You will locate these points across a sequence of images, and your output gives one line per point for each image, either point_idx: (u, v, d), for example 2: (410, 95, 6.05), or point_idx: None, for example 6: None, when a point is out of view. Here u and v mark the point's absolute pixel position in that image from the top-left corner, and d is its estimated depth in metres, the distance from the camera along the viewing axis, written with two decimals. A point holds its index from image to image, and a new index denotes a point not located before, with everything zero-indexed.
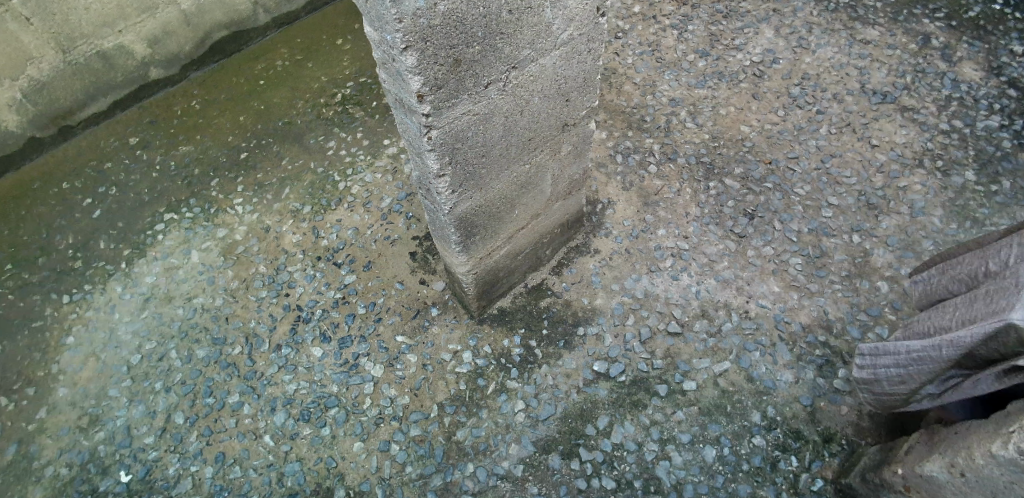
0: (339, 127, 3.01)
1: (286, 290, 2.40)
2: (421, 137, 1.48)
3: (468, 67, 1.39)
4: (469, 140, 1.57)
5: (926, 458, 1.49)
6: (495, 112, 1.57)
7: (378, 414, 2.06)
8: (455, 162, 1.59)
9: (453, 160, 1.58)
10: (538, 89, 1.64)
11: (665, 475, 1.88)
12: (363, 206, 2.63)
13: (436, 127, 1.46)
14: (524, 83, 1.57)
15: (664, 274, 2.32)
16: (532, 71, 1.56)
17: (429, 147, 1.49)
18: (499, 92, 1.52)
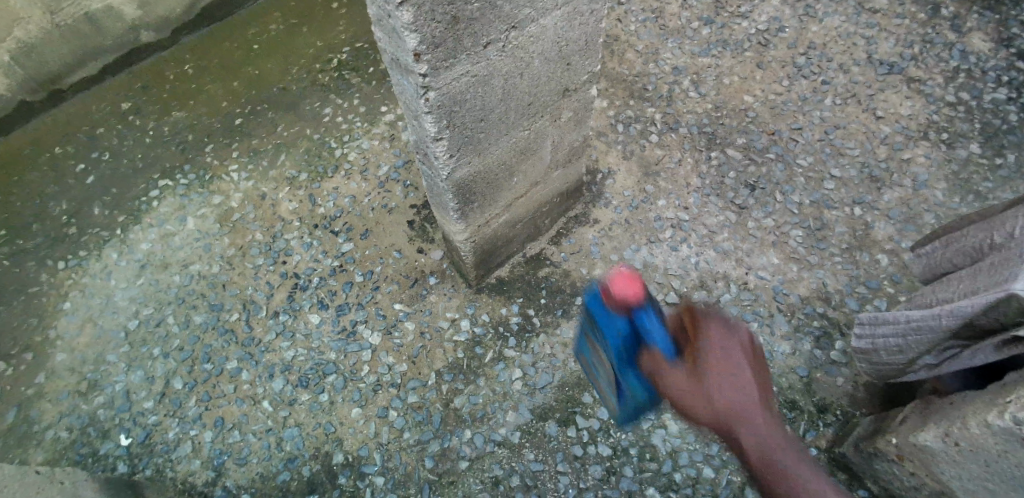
0: (335, 93, 2.95)
1: (282, 258, 2.39)
2: (418, 99, 1.44)
3: (466, 26, 1.35)
4: (467, 103, 1.54)
5: (919, 427, 1.51)
6: (494, 74, 1.53)
7: (376, 381, 2.06)
8: (453, 125, 1.55)
9: (451, 123, 1.55)
10: (539, 52, 1.60)
11: (660, 442, 1.90)
12: (360, 174, 2.60)
13: (433, 88, 1.42)
14: (523, 45, 1.53)
15: (663, 245, 2.31)
16: (532, 32, 1.52)
17: (426, 110, 1.46)
18: (498, 53, 1.48)
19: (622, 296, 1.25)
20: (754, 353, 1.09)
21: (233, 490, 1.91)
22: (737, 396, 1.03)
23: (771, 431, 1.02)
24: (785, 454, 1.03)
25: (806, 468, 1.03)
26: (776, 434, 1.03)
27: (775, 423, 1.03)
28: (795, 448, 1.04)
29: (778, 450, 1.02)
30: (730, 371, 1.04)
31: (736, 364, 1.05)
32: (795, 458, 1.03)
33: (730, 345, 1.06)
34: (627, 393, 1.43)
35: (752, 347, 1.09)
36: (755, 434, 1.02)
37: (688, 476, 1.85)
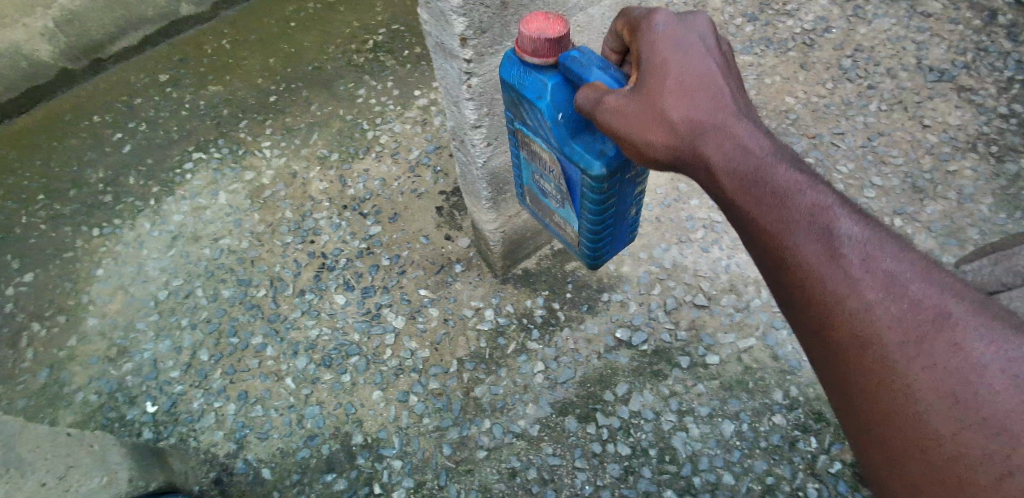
0: (369, 74, 2.95)
1: (311, 237, 2.40)
2: (460, 85, 1.43)
3: (515, 12, 1.33)
4: None
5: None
6: None
7: (398, 365, 2.07)
8: (493, 113, 1.54)
9: (492, 111, 1.53)
10: (584, 41, 1.57)
11: (681, 445, 1.88)
12: (391, 157, 2.60)
13: (477, 75, 1.41)
14: (570, 35, 1.51)
15: (694, 246, 2.27)
16: (579, 21, 1.50)
17: (468, 96, 1.44)
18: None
19: (547, 39, 1.17)
20: (724, 68, 1.02)
21: (254, 464, 1.93)
22: (697, 106, 0.97)
23: (743, 134, 0.93)
24: (772, 169, 0.89)
25: (831, 208, 0.83)
26: (753, 140, 0.92)
27: (743, 120, 0.95)
28: (794, 165, 0.89)
29: (759, 162, 0.90)
30: (694, 87, 0.98)
31: (682, 62, 0.99)
32: (797, 180, 0.86)
33: (690, 58, 1.00)
34: (579, 163, 1.23)
35: (716, 55, 1.01)
36: (721, 147, 0.94)
37: (708, 482, 1.82)
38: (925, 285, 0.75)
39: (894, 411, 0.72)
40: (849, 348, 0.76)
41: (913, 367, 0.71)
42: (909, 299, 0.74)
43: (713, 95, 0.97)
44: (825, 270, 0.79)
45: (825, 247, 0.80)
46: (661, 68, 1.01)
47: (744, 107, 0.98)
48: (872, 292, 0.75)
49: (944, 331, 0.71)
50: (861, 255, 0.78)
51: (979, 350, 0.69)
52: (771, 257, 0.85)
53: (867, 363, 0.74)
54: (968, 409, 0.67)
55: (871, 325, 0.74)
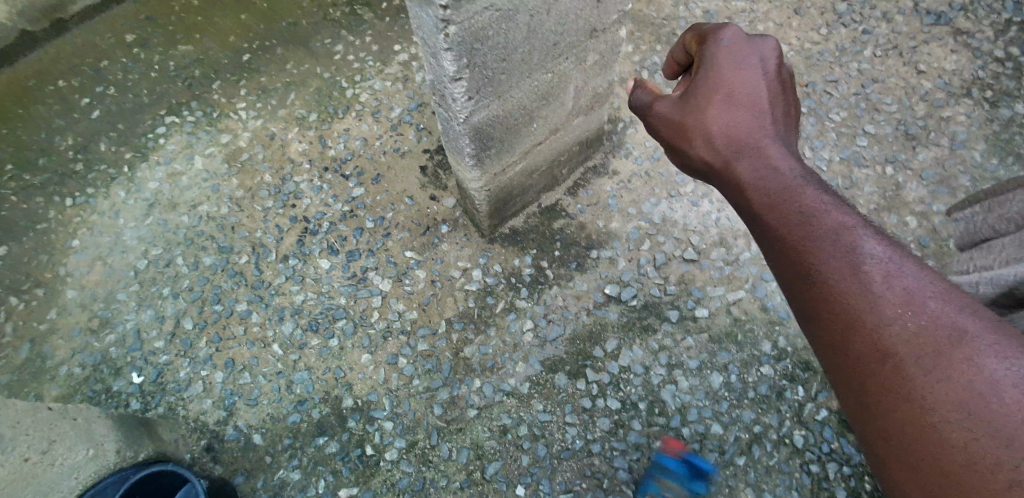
0: (347, 29, 2.82)
1: (292, 201, 2.33)
2: (437, 35, 1.35)
3: None
4: (489, 41, 1.44)
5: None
6: (519, 9, 1.43)
7: (386, 328, 2.05)
8: (473, 65, 1.46)
9: (472, 63, 1.46)
10: None
11: (670, 398, 1.89)
12: (372, 115, 2.51)
13: (454, 23, 1.32)
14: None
15: (684, 200, 2.23)
16: None
17: (445, 46, 1.36)
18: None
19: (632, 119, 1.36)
20: (778, 89, 1.12)
21: (245, 430, 1.93)
22: (739, 124, 1.08)
23: (774, 150, 1.02)
24: (799, 184, 0.94)
25: (857, 226, 0.84)
26: (784, 160, 1.00)
27: (776, 138, 1.05)
28: (820, 181, 0.94)
29: (786, 178, 0.96)
30: (744, 107, 1.09)
31: (740, 78, 1.12)
32: (823, 196, 0.90)
33: (746, 79, 1.12)
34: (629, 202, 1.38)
35: (774, 78, 1.12)
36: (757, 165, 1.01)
37: (697, 433, 1.85)
38: (946, 306, 0.73)
39: (905, 421, 0.71)
40: (865, 360, 0.76)
41: (926, 379, 0.70)
42: (928, 315, 0.73)
43: (756, 114, 1.08)
44: (847, 286, 0.79)
45: (849, 263, 0.80)
46: (715, 77, 1.14)
47: (784, 126, 1.08)
48: (891, 307, 0.75)
49: (960, 347, 0.69)
50: (884, 273, 0.78)
51: (990, 365, 0.67)
52: (792, 269, 0.86)
53: (881, 376, 0.74)
54: (978, 421, 0.65)
55: (887, 341, 0.74)
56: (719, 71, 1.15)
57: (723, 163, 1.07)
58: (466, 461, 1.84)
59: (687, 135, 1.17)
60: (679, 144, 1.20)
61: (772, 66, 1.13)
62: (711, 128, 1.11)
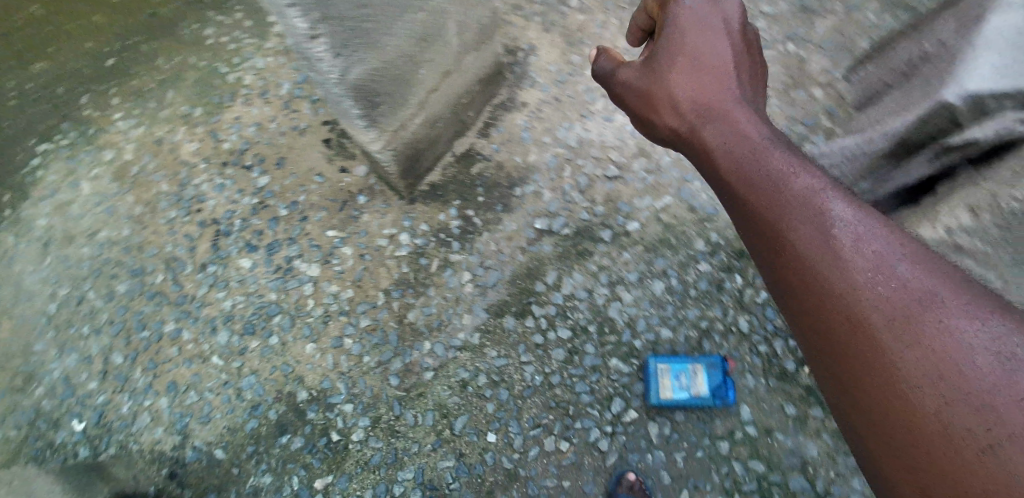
0: (213, 9, 2.59)
1: (196, 206, 2.19)
2: None
3: None
4: None
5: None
6: None
7: (324, 313, 1.99)
8: (329, 19, 1.35)
9: (327, 17, 1.34)
10: None
11: (617, 314, 1.92)
12: (260, 97, 2.32)
13: None
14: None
15: (597, 117, 2.16)
16: None
17: None
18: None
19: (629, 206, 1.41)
20: (740, 56, 1.12)
21: (204, 448, 1.87)
22: (704, 89, 1.08)
23: (738, 118, 1.01)
24: (764, 151, 0.93)
25: (824, 190, 0.83)
26: (750, 126, 0.99)
27: (741, 104, 1.04)
28: (786, 148, 0.93)
29: (753, 146, 0.95)
30: (707, 72, 1.09)
31: (701, 45, 1.12)
32: (790, 163, 0.89)
33: (709, 42, 1.12)
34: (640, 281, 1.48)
35: (736, 45, 1.13)
36: (724, 129, 1.00)
37: (649, 342, 1.89)
38: (915, 269, 0.73)
39: (878, 391, 0.69)
40: (836, 327, 0.73)
41: (899, 345, 0.69)
42: (901, 278, 0.72)
43: (720, 78, 1.08)
44: (819, 253, 0.77)
45: (819, 228, 0.79)
46: (677, 47, 1.14)
47: (747, 93, 1.08)
48: (860, 272, 0.74)
49: (932, 310, 0.69)
50: (855, 236, 0.77)
51: (962, 328, 0.67)
52: (762, 237, 0.85)
53: (851, 343, 0.72)
54: (952, 385, 0.64)
55: (857, 304, 0.72)
56: (681, 36, 1.15)
57: (689, 128, 1.06)
58: (432, 423, 1.84)
59: (653, 105, 1.16)
60: (645, 115, 1.20)
61: (734, 33, 1.14)
62: (678, 96, 1.10)
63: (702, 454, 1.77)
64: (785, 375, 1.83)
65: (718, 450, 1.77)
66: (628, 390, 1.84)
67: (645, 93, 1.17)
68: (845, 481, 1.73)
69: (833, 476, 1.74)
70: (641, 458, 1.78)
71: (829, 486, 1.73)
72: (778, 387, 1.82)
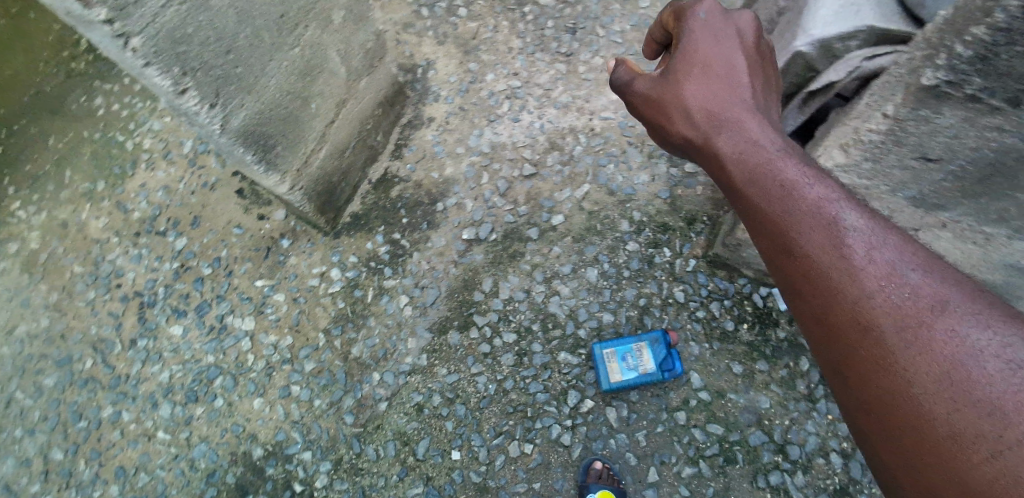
0: (100, 78, 2.51)
1: (115, 282, 2.10)
2: (124, 53, 1.20)
3: None
4: (195, 39, 1.31)
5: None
6: None
7: (266, 365, 1.94)
8: (192, 70, 1.33)
9: (189, 68, 1.32)
10: None
11: (558, 309, 1.94)
12: (163, 159, 2.26)
13: (135, 33, 1.18)
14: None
15: (504, 120, 2.18)
16: None
17: (142, 62, 1.22)
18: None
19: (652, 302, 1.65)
20: (757, 67, 1.11)
21: None
22: (713, 98, 1.07)
23: (754, 128, 1.01)
24: (776, 162, 0.95)
25: (838, 202, 0.87)
26: (765, 136, 1.00)
27: (756, 114, 1.04)
28: (802, 160, 0.95)
29: (766, 156, 0.96)
30: (716, 79, 1.09)
31: (716, 53, 1.11)
32: (804, 174, 0.92)
33: (722, 48, 1.12)
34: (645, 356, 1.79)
35: (751, 55, 1.12)
36: (733, 138, 1.01)
37: (593, 330, 1.91)
38: (927, 279, 0.78)
39: (884, 395, 0.74)
40: (848, 331, 0.79)
41: (909, 348, 0.74)
42: (912, 286, 0.78)
43: (732, 85, 1.08)
44: (829, 262, 0.83)
45: (831, 239, 0.84)
46: (692, 57, 1.12)
47: (763, 104, 1.07)
48: (874, 282, 0.79)
49: (942, 318, 0.74)
50: (867, 247, 0.82)
51: (970, 336, 0.72)
52: (780, 247, 0.89)
53: (865, 346, 0.77)
54: (961, 390, 0.69)
55: (872, 311, 0.78)
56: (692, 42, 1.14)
57: (699, 135, 1.07)
58: (395, 453, 1.82)
59: (662, 112, 1.14)
60: (655, 123, 1.17)
61: (750, 44, 1.13)
62: (688, 103, 1.09)
63: (663, 428, 1.81)
64: (727, 336, 1.89)
65: (677, 421, 1.81)
66: (581, 381, 1.86)
67: (657, 101, 1.15)
68: (800, 425, 1.79)
69: (789, 423, 1.80)
70: (605, 444, 1.80)
71: (787, 433, 1.79)
72: (721, 348, 1.88)
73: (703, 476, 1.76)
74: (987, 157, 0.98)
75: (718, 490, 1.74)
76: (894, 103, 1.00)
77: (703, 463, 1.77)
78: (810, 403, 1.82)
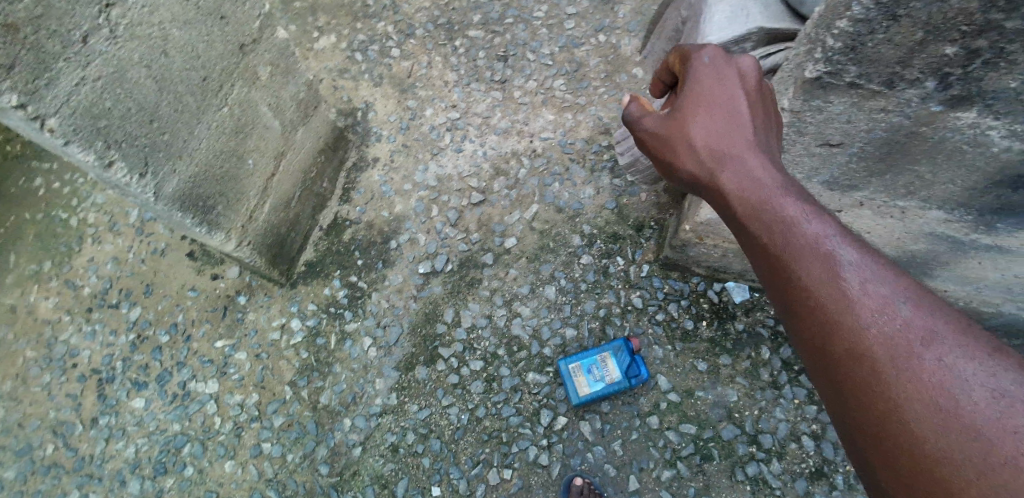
0: (36, 157, 2.46)
1: (70, 361, 2.05)
2: (42, 135, 1.26)
3: (32, 28, 1.18)
4: (114, 112, 1.37)
5: (695, 210, 1.74)
6: (126, 66, 1.37)
7: (235, 426, 1.91)
8: (115, 143, 1.38)
9: (112, 141, 1.37)
10: (169, 18, 1.44)
11: (521, 330, 1.95)
12: (110, 231, 2.23)
13: (51, 114, 1.25)
14: (139, 20, 1.37)
15: (448, 152, 2.22)
16: (138, 2, 1.36)
17: (62, 141, 1.27)
18: (109, 41, 1.32)
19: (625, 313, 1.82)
20: (760, 100, 1.03)
21: None
22: (713, 130, 1.01)
23: (757, 166, 0.95)
24: (777, 196, 0.90)
25: (835, 235, 0.83)
26: (767, 174, 0.94)
27: (756, 147, 0.98)
28: (802, 194, 0.90)
29: (768, 193, 0.92)
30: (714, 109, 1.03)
31: (716, 86, 1.04)
32: (803, 208, 0.88)
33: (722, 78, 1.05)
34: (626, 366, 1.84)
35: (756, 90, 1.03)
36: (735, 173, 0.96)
37: (558, 346, 1.93)
38: (919, 311, 0.76)
39: (873, 420, 0.72)
40: (843, 359, 0.77)
41: (901, 377, 0.72)
42: (903, 317, 0.75)
43: (732, 118, 1.01)
44: (827, 292, 0.80)
45: (827, 270, 0.81)
46: (699, 92, 1.05)
47: (767, 141, 1.00)
48: (869, 312, 0.77)
49: (931, 347, 0.72)
50: (860, 278, 0.79)
51: (960, 367, 0.70)
52: (781, 279, 0.86)
53: (859, 376, 0.75)
54: (953, 418, 0.67)
55: (867, 341, 0.75)
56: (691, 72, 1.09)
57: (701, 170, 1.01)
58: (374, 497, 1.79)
59: (668, 149, 1.08)
60: (660, 158, 1.11)
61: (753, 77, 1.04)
62: (693, 139, 1.03)
63: (637, 435, 1.82)
64: (688, 335, 1.93)
65: (650, 426, 1.83)
66: (552, 399, 1.87)
67: (666, 139, 1.08)
68: (769, 414, 1.83)
69: (758, 413, 1.83)
70: (583, 459, 1.80)
71: (758, 423, 1.82)
72: (685, 348, 1.91)
73: (683, 477, 1.77)
74: (879, 137, 1.08)
75: (699, 490, 1.75)
76: (788, 97, 1.09)
77: (680, 464, 1.78)
78: (775, 390, 1.86)
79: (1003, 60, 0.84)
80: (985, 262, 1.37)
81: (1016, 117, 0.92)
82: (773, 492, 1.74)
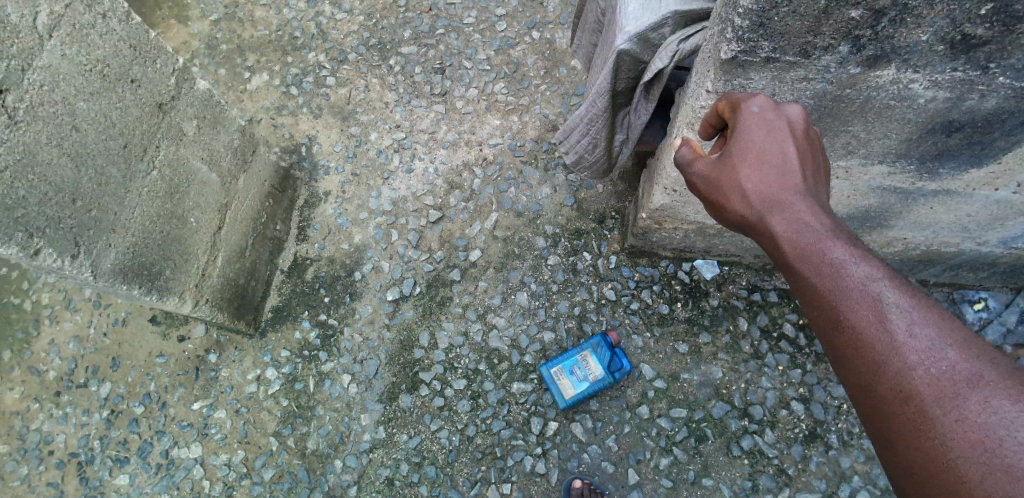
0: None
1: (44, 450, 1.97)
2: None
3: None
4: (31, 199, 1.34)
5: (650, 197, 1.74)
6: (34, 148, 1.34)
7: (224, 487, 1.86)
8: (38, 230, 1.35)
9: (34, 229, 1.34)
10: (74, 93, 1.41)
11: (499, 341, 1.93)
12: (66, 309, 2.16)
13: None
14: (38, 100, 1.34)
15: (399, 175, 2.18)
16: (36, 84, 1.34)
17: None
18: (9, 128, 1.29)
19: None
20: (806, 143, 0.93)
21: None
22: (761, 173, 0.91)
23: (803, 207, 0.86)
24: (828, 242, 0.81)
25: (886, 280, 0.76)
26: (817, 217, 0.85)
27: (805, 193, 0.88)
28: (851, 237, 0.82)
29: (815, 234, 0.83)
30: (762, 152, 0.92)
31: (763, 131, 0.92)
32: (856, 254, 0.79)
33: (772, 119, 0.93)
34: (603, 358, 1.83)
35: (804, 133, 0.92)
36: (785, 218, 0.87)
37: (538, 352, 1.91)
38: (967, 353, 0.70)
39: (915, 455, 0.70)
40: (887, 402, 0.72)
41: (946, 418, 0.68)
42: (949, 358, 0.69)
43: (781, 163, 0.90)
44: (877, 337, 0.74)
45: (875, 314, 0.74)
46: (743, 128, 0.94)
47: (816, 186, 0.90)
48: (917, 357, 0.71)
49: (977, 389, 0.67)
50: (907, 320, 0.73)
51: (1003, 409, 0.65)
52: (828, 325, 0.79)
53: (901, 416, 0.71)
54: (995, 456, 0.63)
55: (913, 385, 0.70)
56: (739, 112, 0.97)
57: (748, 213, 0.92)
58: None
59: (709, 186, 0.98)
60: (702, 197, 1.01)
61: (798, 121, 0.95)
62: (738, 177, 0.93)
63: (630, 427, 1.81)
64: (665, 319, 1.92)
65: (641, 416, 1.82)
66: (541, 405, 1.85)
67: (704, 176, 0.99)
68: (756, 384, 1.83)
69: (745, 386, 1.83)
70: (579, 461, 1.79)
71: (746, 396, 1.82)
72: (663, 332, 1.90)
73: (681, 462, 1.76)
74: (806, 105, 1.09)
75: (698, 472, 1.75)
76: (711, 79, 1.10)
77: (676, 449, 1.77)
78: (758, 360, 1.86)
79: (907, 15, 0.87)
80: (936, 205, 1.38)
81: (934, 67, 0.97)
82: (771, 461, 1.74)
